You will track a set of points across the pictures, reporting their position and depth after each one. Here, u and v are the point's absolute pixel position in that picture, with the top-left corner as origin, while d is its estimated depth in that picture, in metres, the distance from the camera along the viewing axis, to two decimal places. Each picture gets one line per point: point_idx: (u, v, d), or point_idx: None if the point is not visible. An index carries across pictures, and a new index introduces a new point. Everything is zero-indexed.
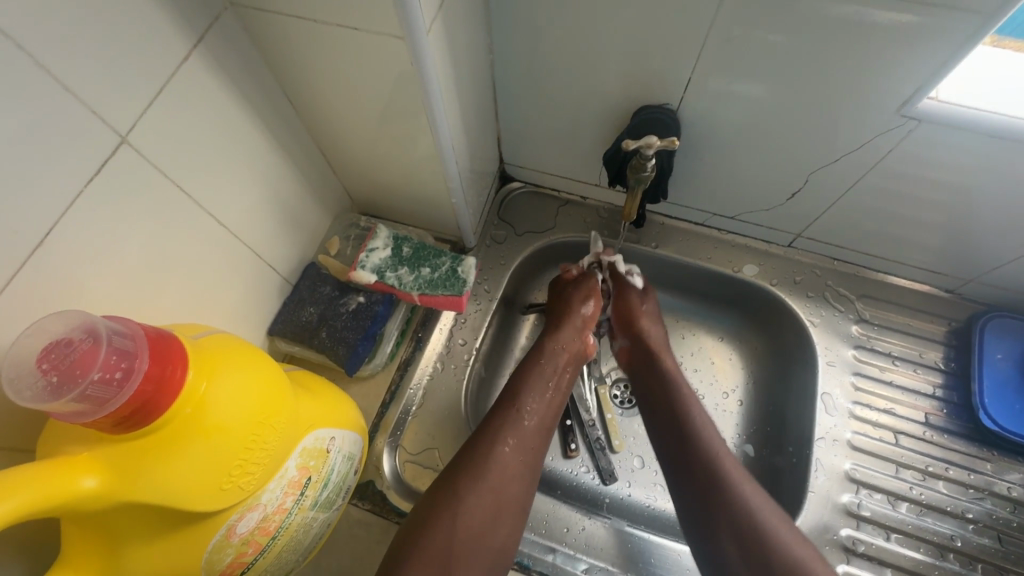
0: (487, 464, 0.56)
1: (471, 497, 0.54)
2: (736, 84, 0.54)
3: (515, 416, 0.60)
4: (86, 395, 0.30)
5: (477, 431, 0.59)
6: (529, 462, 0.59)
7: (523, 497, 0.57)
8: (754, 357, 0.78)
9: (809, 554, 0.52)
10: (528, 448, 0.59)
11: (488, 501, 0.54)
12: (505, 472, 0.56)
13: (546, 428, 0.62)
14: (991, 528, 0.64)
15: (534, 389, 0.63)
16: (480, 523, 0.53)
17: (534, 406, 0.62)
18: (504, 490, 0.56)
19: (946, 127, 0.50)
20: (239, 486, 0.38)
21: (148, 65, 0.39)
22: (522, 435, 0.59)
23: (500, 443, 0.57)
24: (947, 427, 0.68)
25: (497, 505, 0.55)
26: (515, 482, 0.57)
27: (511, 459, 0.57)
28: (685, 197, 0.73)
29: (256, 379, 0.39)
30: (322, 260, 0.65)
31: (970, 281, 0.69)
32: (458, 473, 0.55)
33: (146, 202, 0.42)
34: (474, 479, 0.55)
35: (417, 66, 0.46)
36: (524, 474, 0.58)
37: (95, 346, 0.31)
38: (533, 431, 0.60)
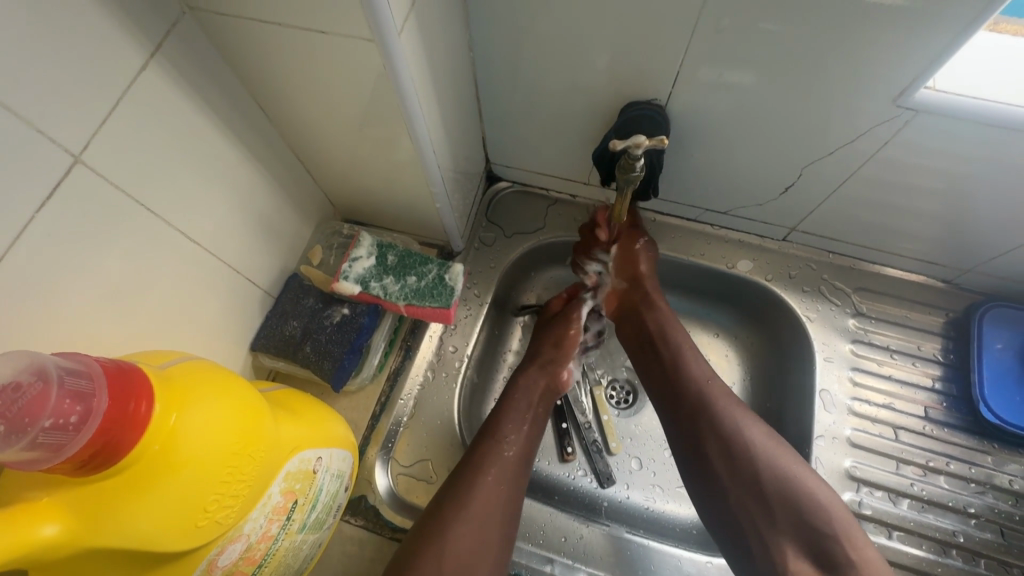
0: (471, 496, 0.55)
1: (457, 530, 0.53)
2: (725, 77, 0.52)
3: (495, 446, 0.60)
4: (38, 443, 0.29)
5: (460, 465, 0.59)
6: (512, 492, 0.58)
7: (508, 528, 0.56)
8: (751, 354, 0.77)
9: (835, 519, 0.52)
10: (511, 478, 0.59)
11: (474, 533, 0.53)
12: (489, 503, 0.56)
13: (526, 460, 0.61)
14: (993, 522, 0.63)
15: (510, 421, 0.63)
16: (467, 556, 0.52)
17: (513, 437, 0.62)
18: (491, 521, 0.55)
19: (944, 117, 0.48)
20: (216, 520, 0.37)
21: (101, 79, 0.37)
22: (504, 466, 0.59)
23: (482, 475, 0.57)
24: (947, 420, 0.67)
25: (483, 536, 0.54)
26: (500, 512, 0.56)
27: (494, 489, 0.57)
28: (677, 192, 0.71)
29: (230, 407, 0.37)
30: (304, 271, 0.63)
31: (966, 271, 0.68)
32: (442, 507, 0.55)
33: (107, 223, 0.40)
34: (458, 512, 0.54)
35: (391, 69, 0.43)
36: (507, 505, 0.57)
37: (46, 389, 0.29)
38: (514, 462, 0.60)
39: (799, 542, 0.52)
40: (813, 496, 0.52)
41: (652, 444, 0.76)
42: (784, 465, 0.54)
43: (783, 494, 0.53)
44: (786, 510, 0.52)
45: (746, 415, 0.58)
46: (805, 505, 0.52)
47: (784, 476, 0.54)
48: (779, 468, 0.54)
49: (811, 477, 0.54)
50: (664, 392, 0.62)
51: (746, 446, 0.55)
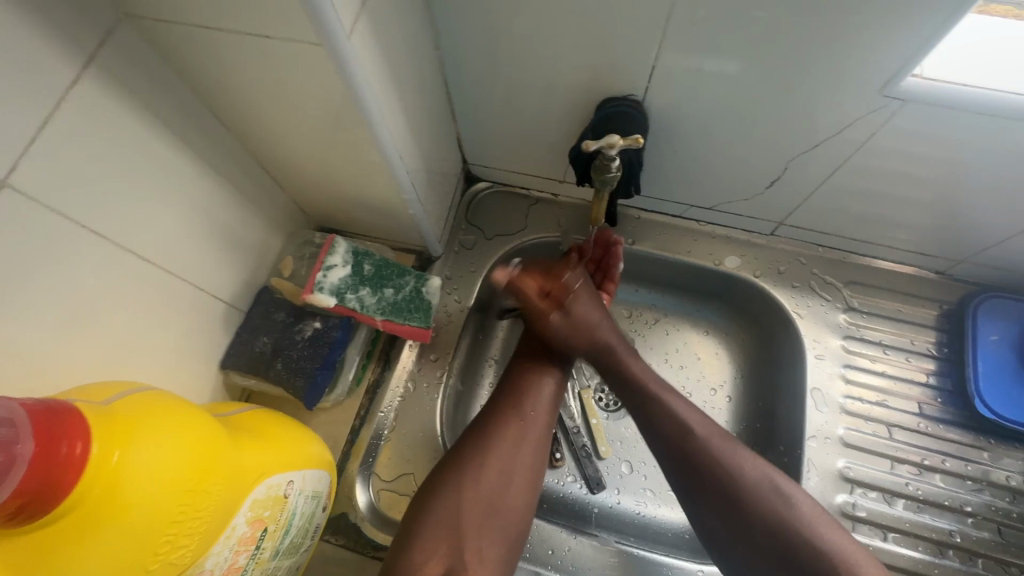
0: (490, 438, 0.55)
1: (476, 470, 0.53)
2: (702, 70, 0.50)
3: (516, 392, 0.59)
4: None
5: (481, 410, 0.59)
6: (536, 432, 0.57)
7: (536, 464, 0.56)
8: (742, 351, 0.75)
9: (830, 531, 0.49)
10: (534, 418, 0.58)
11: (496, 471, 0.53)
12: (509, 444, 0.55)
13: (551, 401, 0.60)
14: (990, 520, 0.62)
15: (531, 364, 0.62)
16: (490, 493, 0.52)
17: (537, 379, 0.60)
18: (512, 459, 0.54)
19: (933, 106, 0.46)
20: (171, 561, 0.35)
21: (24, 95, 0.34)
22: (530, 405, 0.58)
23: (501, 416, 0.57)
24: (942, 416, 0.66)
25: (506, 475, 0.53)
26: (527, 448, 0.56)
27: (514, 431, 0.56)
28: (660, 188, 0.69)
29: (183, 442, 0.35)
30: (275, 284, 0.61)
31: (959, 262, 0.66)
32: (460, 450, 0.54)
33: (50, 249, 0.38)
34: (478, 452, 0.54)
35: (344, 75, 0.41)
36: (532, 443, 0.56)
37: None
38: (536, 402, 0.59)
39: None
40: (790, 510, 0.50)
41: (643, 447, 0.74)
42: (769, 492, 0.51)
43: (769, 521, 0.50)
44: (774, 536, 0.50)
45: (743, 456, 0.54)
46: (811, 553, 0.48)
47: (790, 522, 0.50)
48: (786, 517, 0.50)
49: (814, 512, 0.50)
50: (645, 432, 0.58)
51: (750, 502, 0.51)
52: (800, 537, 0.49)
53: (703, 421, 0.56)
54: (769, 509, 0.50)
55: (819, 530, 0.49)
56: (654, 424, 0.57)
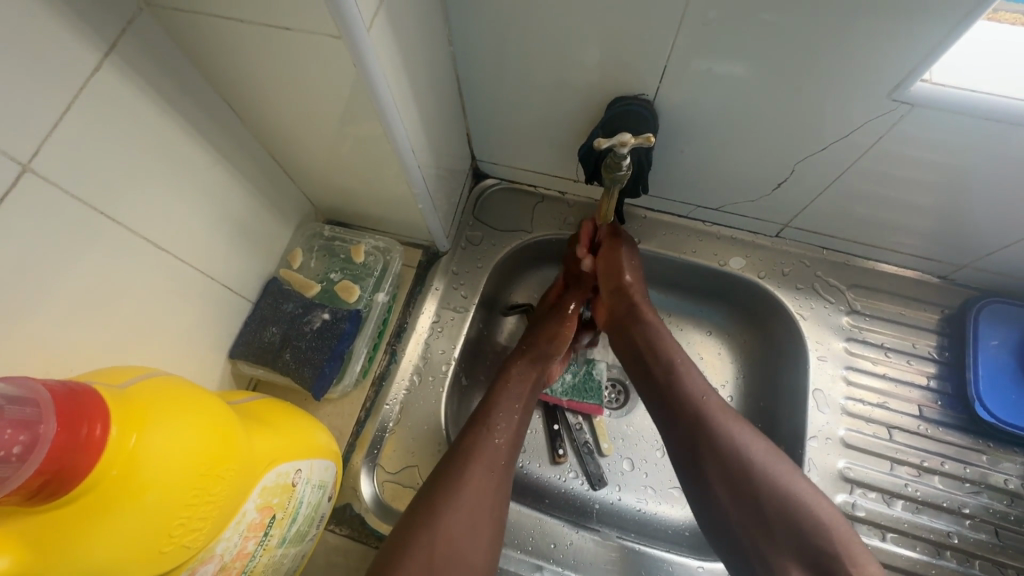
0: (459, 485, 0.55)
1: (444, 525, 0.53)
2: (714, 72, 0.50)
3: (487, 435, 0.60)
4: None
5: (447, 456, 0.58)
6: (503, 480, 0.58)
7: (499, 512, 0.56)
8: (744, 352, 0.76)
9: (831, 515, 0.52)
10: (501, 466, 0.58)
11: (464, 523, 0.53)
12: (478, 493, 0.55)
13: (514, 446, 0.61)
14: (987, 522, 0.61)
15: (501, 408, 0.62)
16: (456, 545, 0.52)
17: (504, 423, 0.61)
18: (480, 509, 0.55)
19: (941, 112, 0.47)
20: (183, 545, 0.35)
21: (49, 80, 0.35)
22: (492, 453, 0.58)
23: (471, 462, 0.57)
24: (942, 419, 0.66)
25: (474, 527, 0.54)
26: (493, 496, 0.56)
27: (482, 479, 0.56)
28: (667, 189, 0.70)
29: (195, 428, 0.35)
30: (284, 275, 0.62)
31: (962, 267, 0.67)
32: (429, 502, 0.54)
33: (64, 234, 0.38)
34: (447, 503, 0.54)
35: (361, 68, 0.41)
36: (498, 493, 0.57)
37: None
38: (503, 448, 0.60)
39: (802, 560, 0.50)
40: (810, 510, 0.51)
41: (644, 445, 0.75)
42: (782, 479, 0.53)
43: (787, 520, 0.51)
44: (785, 525, 0.51)
45: (739, 424, 0.57)
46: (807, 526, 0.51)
47: (791, 498, 0.52)
48: (788, 492, 0.52)
49: (814, 492, 0.53)
50: (664, 411, 0.61)
51: (755, 481, 0.53)
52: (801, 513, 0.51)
53: (713, 402, 0.59)
54: (776, 503, 0.52)
55: (808, 497, 0.52)
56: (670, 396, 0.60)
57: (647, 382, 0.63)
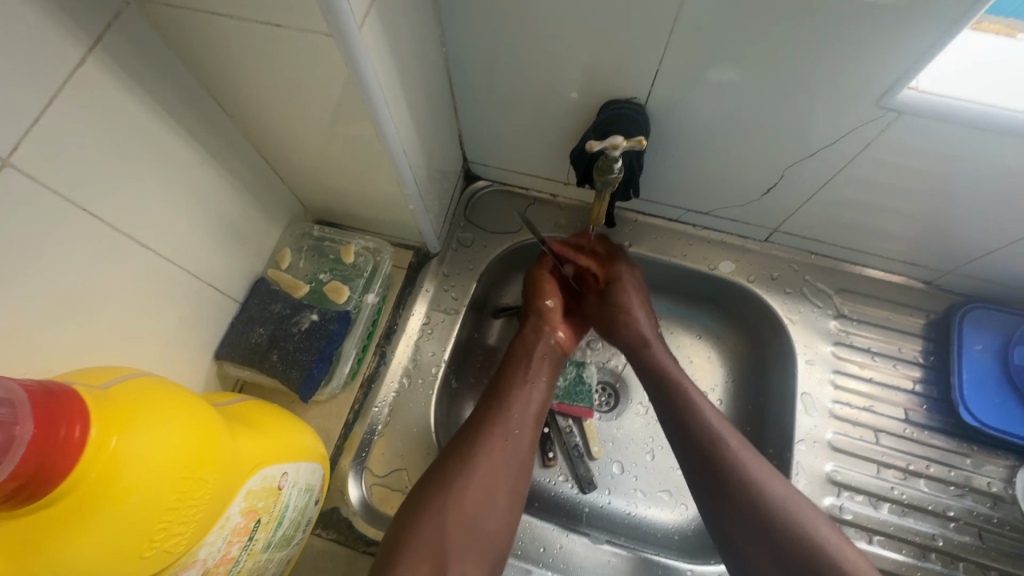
0: (474, 452, 0.56)
1: (459, 491, 0.54)
2: (705, 77, 0.51)
3: (501, 406, 0.60)
4: None
5: (464, 426, 0.59)
6: (521, 449, 0.58)
7: (517, 483, 0.57)
8: (733, 356, 0.77)
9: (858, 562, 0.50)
10: (517, 436, 0.59)
11: (478, 490, 0.54)
12: (493, 462, 0.56)
13: (536, 416, 0.61)
14: (971, 525, 0.62)
15: (515, 381, 0.63)
16: (472, 509, 0.53)
17: (521, 393, 0.62)
18: (495, 478, 0.55)
19: (927, 119, 0.48)
20: (165, 549, 0.35)
21: (30, 73, 0.34)
22: (508, 425, 0.59)
23: (485, 432, 0.58)
24: (927, 423, 0.66)
25: (490, 495, 0.55)
26: (509, 466, 0.57)
27: (498, 448, 0.57)
28: (658, 193, 0.70)
29: (179, 429, 0.35)
30: (272, 275, 0.61)
31: (947, 272, 0.68)
32: (446, 467, 0.55)
33: (45, 231, 0.37)
34: (462, 470, 0.55)
35: (352, 67, 0.41)
36: (515, 462, 0.57)
37: None
38: (521, 418, 0.60)
39: None
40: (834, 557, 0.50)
41: (634, 449, 0.75)
42: (804, 522, 0.52)
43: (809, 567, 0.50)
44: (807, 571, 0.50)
45: (760, 465, 0.56)
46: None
47: (813, 542, 0.51)
48: (811, 537, 0.51)
49: (837, 538, 0.51)
50: (682, 446, 0.60)
51: (768, 512, 0.53)
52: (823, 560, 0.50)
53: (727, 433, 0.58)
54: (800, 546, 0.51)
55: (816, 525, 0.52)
56: (683, 430, 0.60)
57: (661, 405, 0.62)
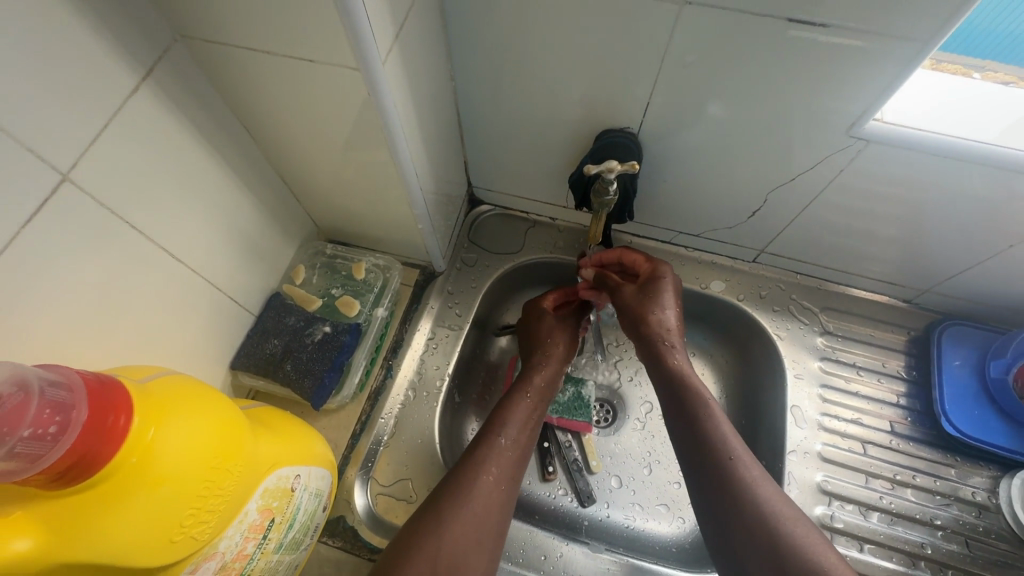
0: (468, 490, 0.56)
1: (450, 532, 0.52)
2: (693, 108, 0.56)
3: (495, 442, 0.60)
4: (15, 453, 0.29)
5: (455, 465, 0.59)
6: (509, 487, 0.58)
7: (501, 524, 0.56)
8: (726, 372, 0.79)
9: None
10: (508, 476, 0.59)
11: (468, 531, 0.53)
12: (484, 503, 0.55)
13: (521, 454, 0.61)
14: (958, 533, 0.63)
15: (511, 420, 0.63)
16: (461, 553, 0.51)
17: (513, 432, 0.62)
18: (486, 517, 0.55)
19: (893, 147, 0.52)
20: (191, 537, 0.37)
21: (91, 99, 0.38)
22: (500, 461, 0.59)
23: (478, 470, 0.57)
24: (912, 434, 0.69)
25: (479, 536, 0.53)
26: (498, 507, 0.56)
27: (491, 488, 0.57)
28: (651, 216, 0.74)
29: (209, 423, 0.37)
30: (287, 290, 0.65)
31: (925, 291, 0.72)
32: (438, 506, 0.54)
33: (90, 240, 0.41)
34: (454, 508, 0.54)
35: (373, 96, 0.45)
36: (504, 503, 0.57)
37: (26, 399, 0.29)
38: (512, 458, 0.60)
39: None
40: None
41: (632, 463, 0.77)
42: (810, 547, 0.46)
43: None
44: None
45: (767, 482, 0.52)
46: None
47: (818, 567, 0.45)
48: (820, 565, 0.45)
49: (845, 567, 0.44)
50: (688, 459, 0.56)
51: (781, 539, 0.47)
52: None
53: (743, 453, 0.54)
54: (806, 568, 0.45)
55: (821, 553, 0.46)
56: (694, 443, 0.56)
57: (676, 427, 0.58)
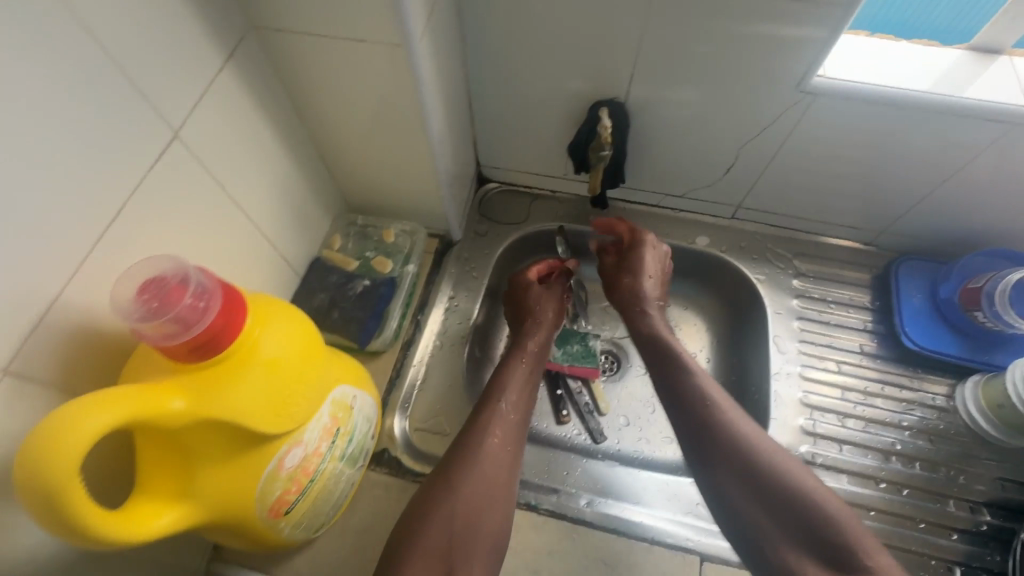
0: (476, 453, 0.60)
1: (462, 493, 0.57)
2: (670, 75, 0.66)
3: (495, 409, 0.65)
4: (179, 318, 0.38)
5: (461, 432, 0.64)
6: (513, 446, 0.63)
7: (510, 479, 0.61)
8: (714, 318, 0.89)
9: (848, 515, 0.53)
10: (512, 435, 0.64)
11: (478, 489, 0.58)
12: (491, 463, 0.60)
13: (521, 417, 0.67)
14: (923, 431, 0.72)
15: (507, 389, 0.68)
16: (475, 510, 0.57)
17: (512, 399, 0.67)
18: (495, 476, 0.60)
19: (837, 98, 0.63)
20: (289, 417, 0.45)
21: (194, 73, 0.47)
22: (502, 426, 0.64)
23: (481, 434, 0.62)
24: (878, 353, 0.78)
25: (489, 494, 0.59)
26: (505, 465, 0.61)
27: (496, 449, 0.62)
28: (640, 180, 0.85)
29: (297, 326, 0.46)
30: (327, 256, 0.74)
31: (881, 233, 0.82)
32: (448, 470, 0.59)
33: (187, 190, 0.50)
34: (465, 471, 0.59)
35: (411, 69, 0.55)
36: (510, 460, 0.62)
37: (183, 281, 0.39)
38: (513, 420, 0.65)
39: (816, 556, 0.52)
40: (815, 498, 0.54)
41: (638, 404, 0.86)
42: (793, 474, 0.56)
43: (795, 514, 0.54)
44: (789, 512, 0.54)
45: (746, 421, 0.61)
46: (823, 524, 0.52)
47: (805, 493, 0.54)
48: (808, 493, 0.54)
49: (821, 487, 0.55)
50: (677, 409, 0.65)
51: (770, 475, 0.56)
52: (814, 511, 0.53)
53: (733, 414, 0.62)
54: (796, 497, 0.54)
55: (807, 485, 0.55)
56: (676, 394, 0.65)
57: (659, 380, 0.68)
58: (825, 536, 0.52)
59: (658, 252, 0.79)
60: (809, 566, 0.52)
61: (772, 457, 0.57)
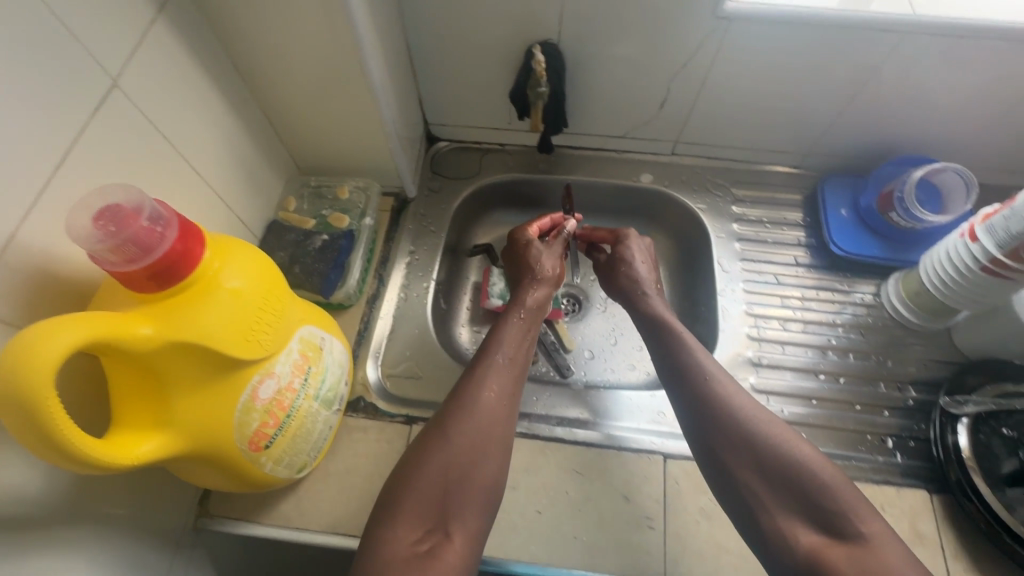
0: (471, 407, 0.57)
1: (456, 445, 0.54)
2: (598, 12, 0.69)
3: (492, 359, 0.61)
4: (137, 242, 0.40)
5: (458, 383, 0.61)
6: (511, 398, 0.60)
7: (507, 433, 0.57)
8: (664, 251, 0.95)
9: (837, 479, 0.51)
10: (510, 388, 0.60)
11: (472, 442, 0.55)
12: (486, 419, 0.57)
13: (520, 366, 0.63)
14: (855, 326, 0.80)
15: (505, 338, 0.65)
16: (468, 463, 0.54)
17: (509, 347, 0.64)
18: (490, 430, 0.56)
19: (751, 21, 0.68)
20: (257, 345, 0.47)
21: (125, 24, 0.48)
22: (501, 378, 0.60)
23: (476, 387, 0.59)
24: (811, 262, 0.85)
25: (483, 449, 0.55)
26: (501, 421, 0.58)
27: (493, 402, 0.58)
28: (583, 124, 0.88)
29: (256, 260, 0.48)
30: (283, 216, 0.75)
31: (807, 155, 0.89)
32: (442, 421, 0.56)
33: (133, 142, 0.50)
34: (458, 425, 0.56)
35: (345, 16, 0.56)
36: (508, 416, 0.58)
37: (138, 210, 0.41)
38: (511, 368, 0.62)
39: (806, 517, 0.50)
40: (803, 465, 0.52)
41: (600, 338, 0.91)
42: (784, 439, 0.54)
43: (786, 479, 0.52)
44: (784, 482, 0.52)
45: (742, 394, 0.59)
46: (814, 489, 0.51)
47: (792, 459, 0.53)
48: (793, 459, 0.53)
49: (814, 453, 0.53)
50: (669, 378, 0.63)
51: (758, 437, 0.55)
52: (804, 477, 0.52)
53: (723, 380, 0.60)
54: (783, 458, 0.53)
55: (800, 450, 0.53)
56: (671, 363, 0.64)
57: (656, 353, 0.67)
58: (822, 501, 0.50)
59: (638, 244, 0.80)
60: (800, 527, 0.50)
61: (762, 425, 0.56)
